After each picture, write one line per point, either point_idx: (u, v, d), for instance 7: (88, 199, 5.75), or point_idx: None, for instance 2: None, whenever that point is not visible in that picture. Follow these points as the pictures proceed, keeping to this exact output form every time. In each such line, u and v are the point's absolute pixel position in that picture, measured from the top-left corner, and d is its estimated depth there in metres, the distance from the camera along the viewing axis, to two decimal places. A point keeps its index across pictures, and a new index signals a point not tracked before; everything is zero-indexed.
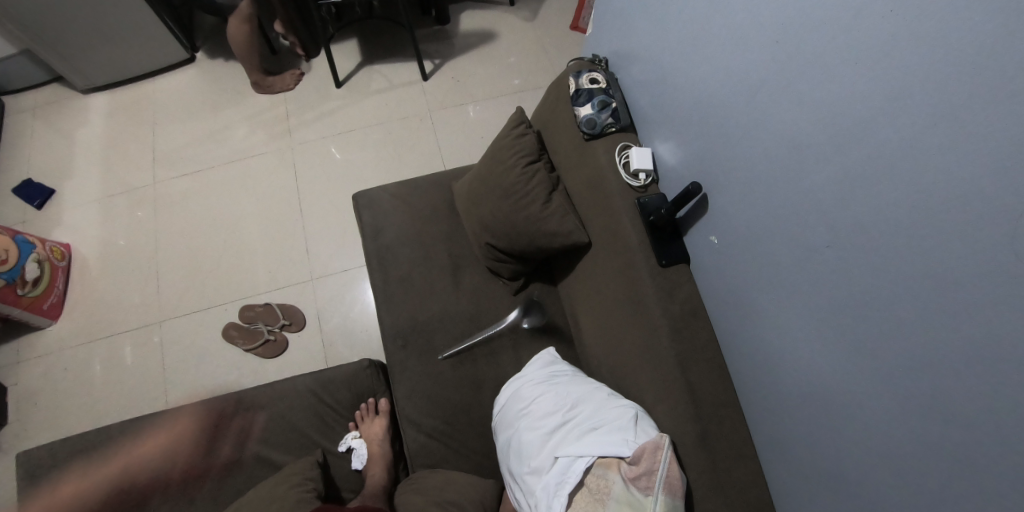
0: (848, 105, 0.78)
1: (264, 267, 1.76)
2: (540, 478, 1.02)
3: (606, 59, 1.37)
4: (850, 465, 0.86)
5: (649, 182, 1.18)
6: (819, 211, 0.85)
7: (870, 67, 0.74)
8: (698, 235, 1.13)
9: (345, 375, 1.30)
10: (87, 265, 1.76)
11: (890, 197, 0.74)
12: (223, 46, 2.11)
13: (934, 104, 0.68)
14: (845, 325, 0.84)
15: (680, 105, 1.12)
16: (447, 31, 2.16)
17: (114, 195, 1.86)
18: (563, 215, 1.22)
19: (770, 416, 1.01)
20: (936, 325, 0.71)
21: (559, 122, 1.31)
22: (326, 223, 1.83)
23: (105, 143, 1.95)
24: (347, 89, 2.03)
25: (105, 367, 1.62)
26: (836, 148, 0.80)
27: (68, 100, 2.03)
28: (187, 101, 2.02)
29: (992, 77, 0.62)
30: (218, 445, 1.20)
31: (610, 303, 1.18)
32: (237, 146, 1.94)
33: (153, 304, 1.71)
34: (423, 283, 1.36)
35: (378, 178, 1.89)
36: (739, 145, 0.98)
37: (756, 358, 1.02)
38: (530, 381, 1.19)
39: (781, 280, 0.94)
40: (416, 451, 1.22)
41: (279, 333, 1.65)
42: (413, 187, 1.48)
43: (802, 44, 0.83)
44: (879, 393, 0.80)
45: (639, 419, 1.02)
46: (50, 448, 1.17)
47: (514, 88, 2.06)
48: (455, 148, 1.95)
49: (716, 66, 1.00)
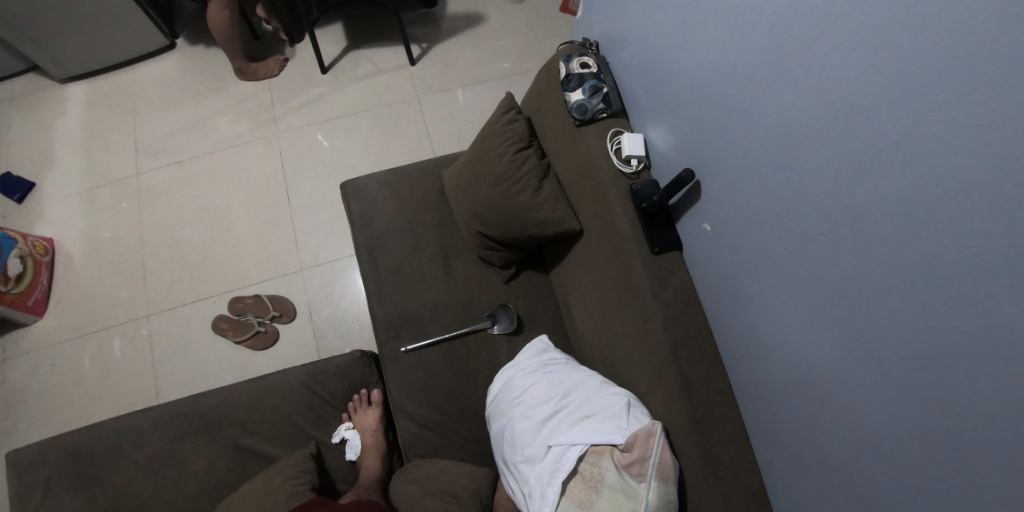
0: (844, 91, 0.76)
1: (253, 258, 1.74)
2: (533, 467, 1.02)
3: (597, 41, 1.34)
4: (843, 451, 0.87)
5: (641, 168, 1.17)
6: (812, 198, 0.84)
7: (865, 53, 0.73)
8: (691, 222, 1.11)
9: (337, 366, 1.29)
10: (71, 260, 1.73)
11: (884, 184, 0.73)
12: (205, 32, 2.05)
13: (929, 91, 0.67)
14: (838, 313, 0.84)
15: (671, 90, 1.10)
16: (434, 14, 2.11)
17: (96, 187, 1.83)
18: (554, 203, 1.20)
19: (762, 401, 1.01)
20: (929, 314, 0.71)
21: (550, 108, 1.29)
22: (315, 213, 1.80)
23: (86, 134, 1.91)
24: (333, 75, 1.99)
25: (94, 362, 1.61)
26: (830, 134, 0.79)
27: (45, 89, 1.98)
28: (169, 89, 1.97)
29: (987, 66, 0.61)
30: (210, 438, 1.19)
31: (603, 290, 1.17)
32: (222, 135, 1.90)
33: (141, 297, 1.69)
34: (414, 273, 1.34)
35: (366, 166, 1.87)
36: (730, 132, 0.97)
37: (749, 345, 1.02)
38: (522, 370, 1.18)
39: (773, 268, 0.94)
40: (410, 441, 1.21)
41: (269, 324, 1.63)
42: (402, 175, 1.45)
43: (797, 29, 0.81)
44: (872, 381, 0.80)
45: (631, 406, 1.02)
46: (39, 446, 1.15)
47: (503, 71, 2.03)
48: (444, 133, 1.92)
49: (711, 49, 0.98)
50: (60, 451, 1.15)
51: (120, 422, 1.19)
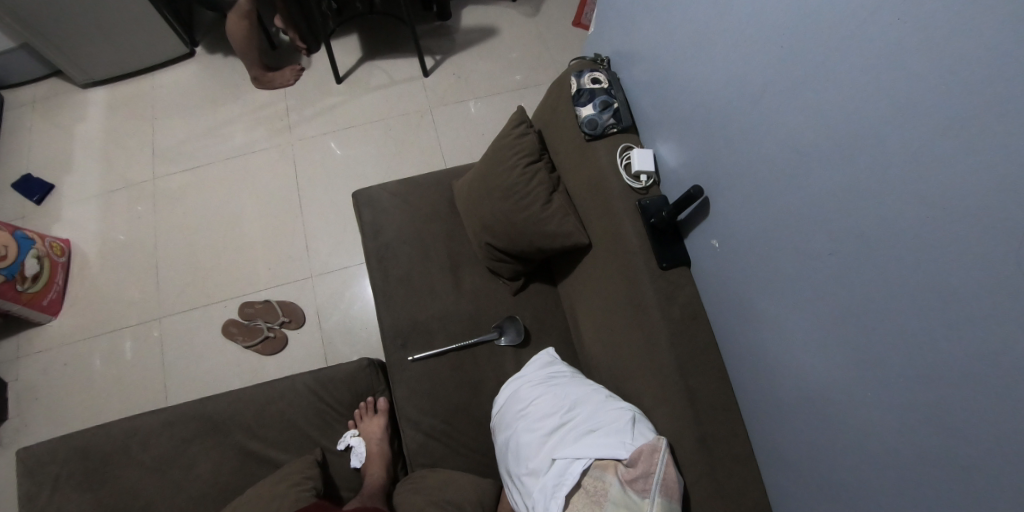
0: (852, 114, 0.77)
1: (264, 264, 1.76)
2: (537, 480, 1.02)
3: (608, 57, 1.35)
4: (848, 470, 0.86)
5: (650, 183, 1.18)
6: (820, 218, 0.84)
7: (873, 78, 0.74)
8: (699, 238, 1.12)
9: (344, 373, 1.30)
10: (87, 262, 1.76)
11: (893, 206, 0.74)
12: (223, 42, 2.10)
13: (935, 115, 0.68)
14: (846, 336, 0.83)
15: (680, 108, 1.11)
16: (448, 26, 2.15)
17: (113, 190, 1.86)
18: (563, 217, 1.21)
19: (768, 418, 1.01)
20: (936, 334, 0.71)
21: (560, 122, 1.30)
22: (326, 221, 1.82)
23: (104, 138, 1.94)
24: (347, 85, 2.02)
25: (105, 363, 1.63)
26: (840, 154, 0.80)
27: (67, 94, 2.02)
28: (187, 96, 2.01)
29: (988, 94, 0.63)
30: (218, 442, 1.20)
31: (610, 304, 1.18)
32: (238, 142, 1.93)
33: (153, 301, 1.71)
34: (422, 282, 1.35)
35: (378, 174, 1.89)
36: (740, 152, 0.97)
37: (756, 363, 1.01)
38: (528, 382, 1.19)
39: (779, 287, 0.94)
40: (415, 450, 1.22)
41: (278, 330, 1.65)
42: (413, 185, 1.47)
43: (807, 52, 0.82)
44: (879, 403, 0.79)
45: (636, 421, 1.02)
46: (50, 445, 1.17)
47: (515, 84, 2.06)
48: (455, 144, 1.94)
49: (719, 69, 0.99)
50: (69, 450, 1.17)
51: (130, 423, 1.20)
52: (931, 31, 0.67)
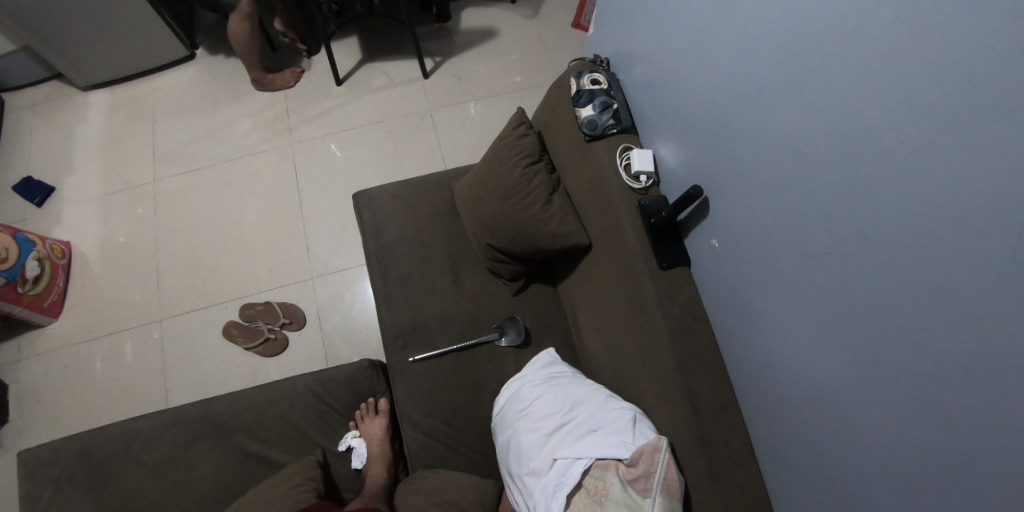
0: (851, 114, 0.77)
1: (264, 265, 1.76)
2: (538, 480, 1.02)
3: (607, 59, 1.35)
4: (848, 468, 0.86)
5: (650, 184, 1.18)
6: (820, 217, 0.85)
7: (872, 77, 0.74)
8: (699, 238, 1.12)
9: (345, 375, 1.30)
10: (88, 264, 1.76)
11: (892, 205, 0.74)
12: (223, 44, 2.10)
13: (933, 115, 0.68)
14: (846, 334, 0.84)
15: (680, 109, 1.11)
16: (448, 28, 2.15)
17: (114, 192, 1.86)
18: (563, 217, 1.21)
19: (769, 418, 1.01)
20: (935, 333, 0.72)
21: (560, 123, 1.31)
22: (326, 222, 1.82)
23: (105, 140, 1.95)
24: (347, 87, 2.03)
25: (106, 365, 1.63)
26: (839, 154, 0.80)
27: (68, 96, 2.02)
28: (187, 98, 2.02)
29: (985, 94, 0.63)
30: (219, 444, 1.20)
31: (610, 304, 1.18)
32: (238, 144, 1.94)
33: (154, 302, 1.71)
34: (423, 283, 1.36)
35: (378, 176, 1.89)
36: (739, 153, 0.98)
37: (756, 362, 1.02)
38: (529, 382, 1.19)
39: (779, 287, 0.94)
40: (415, 450, 1.22)
41: (279, 331, 1.65)
42: (413, 186, 1.47)
43: (806, 52, 0.83)
44: (879, 401, 0.80)
45: (637, 421, 1.02)
46: (52, 446, 1.17)
47: (515, 86, 2.06)
48: (455, 146, 1.95)
49: (719, 70, 1.00)
50: (71, 452, 1.17)
51: (131, 425, 1.20)
52: (929, 31, 0.67)
